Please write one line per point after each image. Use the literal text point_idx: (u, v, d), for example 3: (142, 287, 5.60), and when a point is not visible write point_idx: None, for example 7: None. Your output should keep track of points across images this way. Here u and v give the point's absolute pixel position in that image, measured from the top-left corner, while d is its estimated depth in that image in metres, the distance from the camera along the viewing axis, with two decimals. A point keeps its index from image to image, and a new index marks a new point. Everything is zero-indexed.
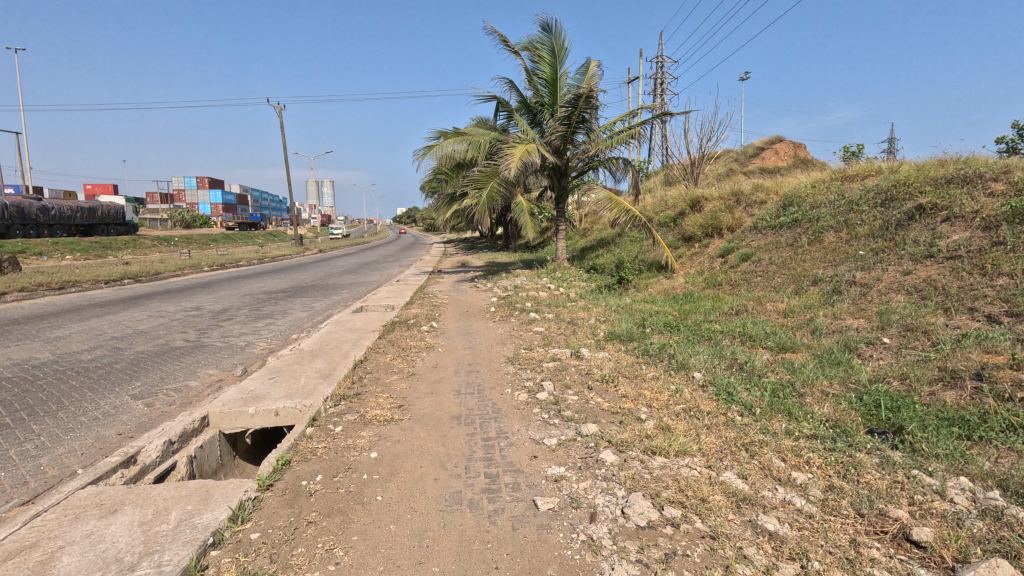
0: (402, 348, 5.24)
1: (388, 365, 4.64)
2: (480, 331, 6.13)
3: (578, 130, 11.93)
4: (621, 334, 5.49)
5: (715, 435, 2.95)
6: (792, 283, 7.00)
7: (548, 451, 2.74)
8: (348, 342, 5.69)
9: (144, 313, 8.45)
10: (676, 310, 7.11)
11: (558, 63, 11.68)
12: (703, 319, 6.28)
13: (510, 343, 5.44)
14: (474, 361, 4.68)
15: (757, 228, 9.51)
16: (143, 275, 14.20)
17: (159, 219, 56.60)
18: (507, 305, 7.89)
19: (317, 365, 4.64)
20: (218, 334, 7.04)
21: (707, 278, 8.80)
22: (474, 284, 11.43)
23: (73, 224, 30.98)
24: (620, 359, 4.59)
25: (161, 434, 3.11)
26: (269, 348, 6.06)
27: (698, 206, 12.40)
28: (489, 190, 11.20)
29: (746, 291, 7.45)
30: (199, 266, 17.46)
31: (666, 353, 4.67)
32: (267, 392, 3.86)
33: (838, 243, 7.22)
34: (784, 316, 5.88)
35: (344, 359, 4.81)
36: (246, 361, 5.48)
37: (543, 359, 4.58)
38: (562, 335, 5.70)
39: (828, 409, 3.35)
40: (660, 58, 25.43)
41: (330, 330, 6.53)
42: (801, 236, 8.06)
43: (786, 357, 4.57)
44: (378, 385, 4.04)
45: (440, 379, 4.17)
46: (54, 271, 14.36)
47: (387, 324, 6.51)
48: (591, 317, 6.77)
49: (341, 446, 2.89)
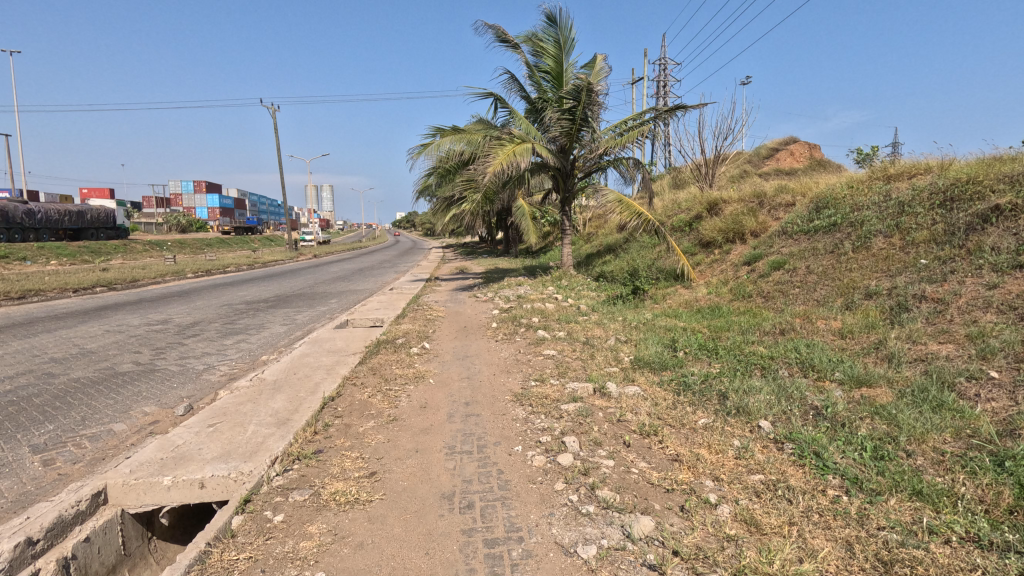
0: (385, 379, 4.29)
1: (364, 405, 3.68)
2: (480, 354, 5.19)
3: (583, 128, 10.98)
4: (650, 360, 4.55)
5: (827, 538, 2.01)
6: (841, 296, 6.06)
7: (586, 572, 1.81)
8: (322, 369, 4.73)
9: (101, 329, 7.49)
10: (706, 328, 6.17)
11: (562, 57, 10.80)
12: (742, 340, 5.34)
13: (516, 371, 4.49)
14: (473, 399, 3.73)
15: (786, 233, 8.60)
16: (118, 282, 13.18)
17: (153, 224, 55.42)
18: (512, 319, 6.94)
19: (278, 403, 3.70)
20: (177, 356, 6.05)
21: (733, 289, 7.88)
22: (473, 294, 10.48)
23: (60, 228, 29.87)
24: (658, 398, 3.64)
25: (19, 529, 2.15)
26: (229, 375, 5.09)
27: (715, 209, 11.48)
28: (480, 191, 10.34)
29: (785, 305, 6.52)
30: (182, 272, 16.43)
31: (714, 389, 3.73)
32: (198, 449, 2.90)
33: (891, 251, 6.31)
34: (843, 337, 4.93)
35: (311, 396, 3.85)
36: (197, 393, 4.50)
37: (559, 398, 3.61)
38: (579, 361, 4.75)
39: (967, 487, 2.40)
40: (662, 60, 24.86)
41: (303, 351, 5.56)
42: (843, 242, 7.12)
43: (867, 394, 3.63)
44: (347, 438, 3.08)
45: (429, 428, 3.22)
46: (32, 271, 16.26)
47: (371, 345, 5.56)
48: (610, 335, 5.84)
49: (275, 556, 1.95)
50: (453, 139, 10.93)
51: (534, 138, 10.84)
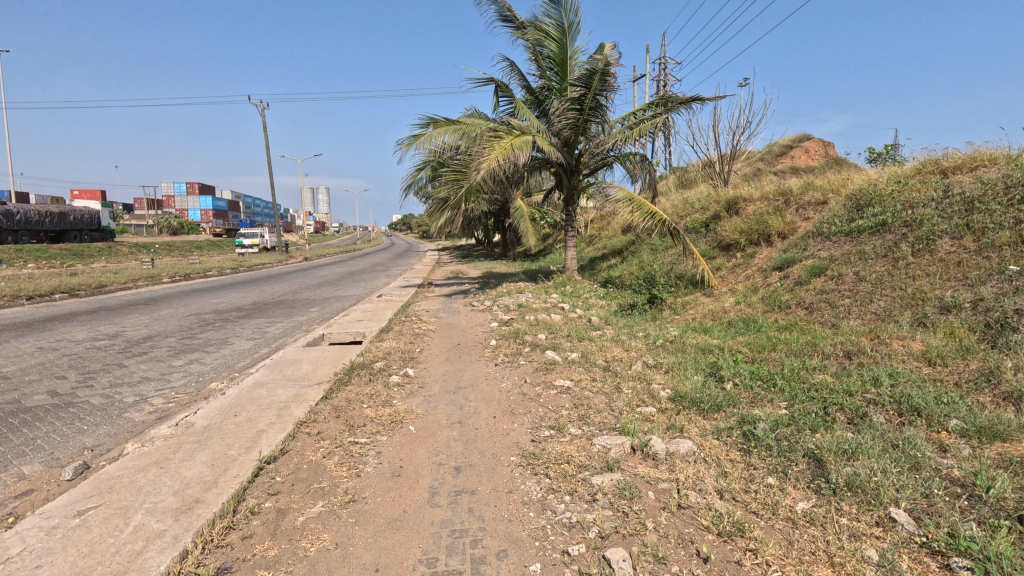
0: (350, 427, 3.23)
1: (314, 472, 2.63)
2: (476, 385, 4.15)
3: (591, 119, 9.98)
4: (696, 398, 3.51)
5: None
6: (909, 310, 5.07)
7: None
8: (273, 407, 3.66)
9: (34, 346, 6.42)
10: (747, 347, 5.15)
11: (568, 41, 9.77)
12: (800, 365, 4.32)
13: (523, 412, 3.45)
14: (467, 463, 2.71)
15: (822, 233, 7.59)
16: (82, 288, 12.03)
17: (143, 226, 54.08)
18: (514, 334, 5.90)
19: (194, 468, 2.66)
20: (107, 383, 4.94)
21: (767, 298, 6.89)
22: (470, 301, 9.43)
23: (41, 229, 28.74)
24: (723, 463, 2.62)
25: None
26: (161, 413, 4.02)
27: (734, 208, 10.50)
28: (470, 187, 9.34)
29: (836, 319, 5.52)
30: (157, 276, 15.25)
31: (801, 448, 2.70)
32: (34, 570, 1.86)
33: (963, 254, 5.34)
34: (933, 365, 3.92)
35: (245, 455, 2.80)
36: (106, 441, 3.42)
37: (589, 464, 2.57)
38: (602, 397, 3.70)
39: None
40: (662, 59, 24.09)
41: (259, 378, 4.50)
42: (899, 243, 6.12)
43: (1017, 456, 2.60)
44: (274, 542, 2.04)
45: (401, 520, 2.19)
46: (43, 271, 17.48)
47: (342, 372, 4.51)
48: (635, 358, 4.81)
49: None
50: (446, 131, 9.94)
51: (534, 130, 9.86)
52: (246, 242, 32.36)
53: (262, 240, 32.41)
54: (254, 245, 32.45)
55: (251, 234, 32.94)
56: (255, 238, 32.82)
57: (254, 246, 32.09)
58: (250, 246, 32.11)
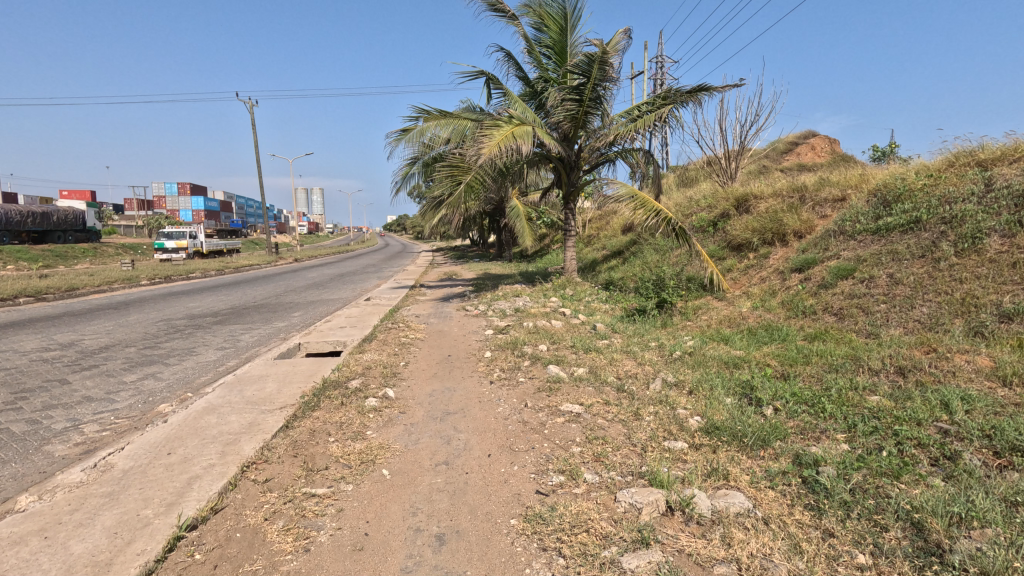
0: (309, 471, 2.57)
1: (248, 544, 1.98)
2: (467, 410, 3.50)
3: (592, 111, 9.34)
4: (736, 430, 2.87)
5: None
6: (959, 319, 4.46)
7: None
8: (219, 441, 2.99)
9: None
10: (777, 360, 4.51)
11: (570, 26, 9.13)
12: (847, 384, 3.69)
13: (525, 449, 2.80)
14: (454, 529, 2.05)
15: (845, 231, 6.98)
16: (50, 292, 11.28)
17: (132, 227, 53.11)
18: (512, 344, 5.24)
19: (89, 539, 1.99)
20: (39, 405, 4.24)
21: (787, 302, 6.28)
22: (464, 305, 8.78)
23: (23, 229, 27.72)
24: (794, 530, 1.96)
25: None
26: (91, 445, 3.35)
27: (744, 206, 9.89)
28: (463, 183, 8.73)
29: (872, 327, 4.91)
30: (135, 278, 14.49)
31: (894, 509, 2.05)
32: None
33: (1016, 254, 4.75)
34: (1010, 386, 3.30)
35: (163, 518, 2.13)
36: (7, 487, 2.74)
37: (617, 536, 1.91)
38: (619, 427, 3.06)
39: None
40: (661, 58, 23.61)
41: (214, 401, 3.83)
42: (938, 242, 5.51)
43: None
44: None
45: None
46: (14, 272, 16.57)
47: (311, 393, 3.84)
48: (652, 374, 4.17)
49: None
50: (438, 124, 9.34)
51: (532, 122, 9.23)
52: (166, 241, 27.47)
53: (191, 239, 27.51)
54: (178, 245, 27.50)
55: (178, 232, 27.76)
56: (182, 236, 27.63)
57: (179, 247, 27.31)
58: (173, 247, 27.30)
